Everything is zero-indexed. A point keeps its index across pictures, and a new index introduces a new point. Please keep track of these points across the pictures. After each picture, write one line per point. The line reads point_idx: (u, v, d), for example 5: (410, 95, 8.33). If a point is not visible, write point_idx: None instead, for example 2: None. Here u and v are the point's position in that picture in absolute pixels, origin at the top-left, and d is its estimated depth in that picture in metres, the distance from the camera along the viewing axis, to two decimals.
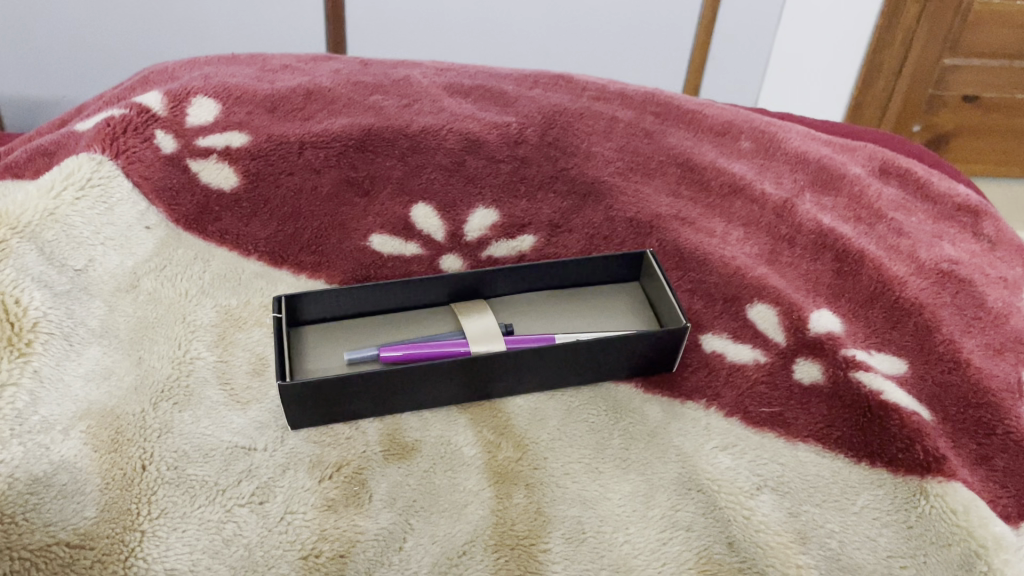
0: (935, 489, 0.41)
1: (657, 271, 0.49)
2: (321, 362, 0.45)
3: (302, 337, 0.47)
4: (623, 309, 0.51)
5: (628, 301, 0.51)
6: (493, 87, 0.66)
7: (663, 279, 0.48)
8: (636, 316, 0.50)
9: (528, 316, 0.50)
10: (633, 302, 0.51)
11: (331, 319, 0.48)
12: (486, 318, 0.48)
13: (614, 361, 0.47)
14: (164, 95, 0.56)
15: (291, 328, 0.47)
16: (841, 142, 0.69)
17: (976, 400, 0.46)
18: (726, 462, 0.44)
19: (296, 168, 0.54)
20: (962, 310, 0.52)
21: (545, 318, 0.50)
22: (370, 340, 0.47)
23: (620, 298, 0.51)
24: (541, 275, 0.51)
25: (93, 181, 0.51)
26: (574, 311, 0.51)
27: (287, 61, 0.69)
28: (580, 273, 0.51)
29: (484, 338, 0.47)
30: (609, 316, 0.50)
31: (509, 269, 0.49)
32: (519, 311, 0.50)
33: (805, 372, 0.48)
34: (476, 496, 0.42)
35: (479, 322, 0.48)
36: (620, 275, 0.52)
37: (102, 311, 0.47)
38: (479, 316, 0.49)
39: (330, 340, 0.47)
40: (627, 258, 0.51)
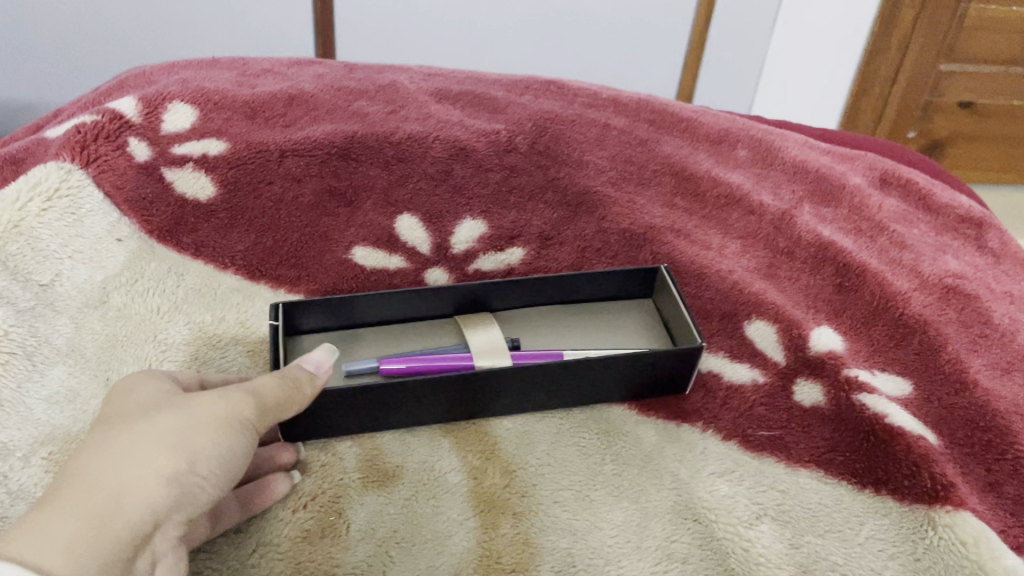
0: (944, 520, 0.39)
1: (672, 288, 0.46)
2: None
3: (299, 346, 0.45)
4: (634, 327, 0.48)
5: (639, 319, 0.49)
6: (482, 93, 0.64)
7: (677, 296, 0.46)
8: (647, 336, 0.48)
9: (533, 332, 0.48)
10: (645, 321, 0.49)
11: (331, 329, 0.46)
12: (492, 331, 0.46)
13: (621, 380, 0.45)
14: (139, 101, 0.53)
15: (288, 336, 0.45)
16: (841, 151, 0.67)
17: (984, 423, 0.45)
18: (724, 489, 0.42)
19: (276, 177, 0.52)
20: (967, 327, 0.50)
21: (552, 335, 0.48)
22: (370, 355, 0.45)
23: (631, 317, 0.49)
24: (550, 288, 0.48)
25: (61, 191, 0.47)
26: (582, 327, 0.48)
27: (269, 65, 0.67)
28: (591, 287, 0.49)
29: (489, 352, 0.45)
30: (619, 334, 0.48)
31: (517, 281, 0.47)
32: (523, 326, 0.48)
33: (806, 394, 0.46)
34: (461, 526, 0.40)
35: (486, 339, 0.46)
36: (632, 292, 0.50)
37: (68, 330, 0.45)
38: (485, 328, 0.46)
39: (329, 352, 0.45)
40: (641, 273, 0.49)
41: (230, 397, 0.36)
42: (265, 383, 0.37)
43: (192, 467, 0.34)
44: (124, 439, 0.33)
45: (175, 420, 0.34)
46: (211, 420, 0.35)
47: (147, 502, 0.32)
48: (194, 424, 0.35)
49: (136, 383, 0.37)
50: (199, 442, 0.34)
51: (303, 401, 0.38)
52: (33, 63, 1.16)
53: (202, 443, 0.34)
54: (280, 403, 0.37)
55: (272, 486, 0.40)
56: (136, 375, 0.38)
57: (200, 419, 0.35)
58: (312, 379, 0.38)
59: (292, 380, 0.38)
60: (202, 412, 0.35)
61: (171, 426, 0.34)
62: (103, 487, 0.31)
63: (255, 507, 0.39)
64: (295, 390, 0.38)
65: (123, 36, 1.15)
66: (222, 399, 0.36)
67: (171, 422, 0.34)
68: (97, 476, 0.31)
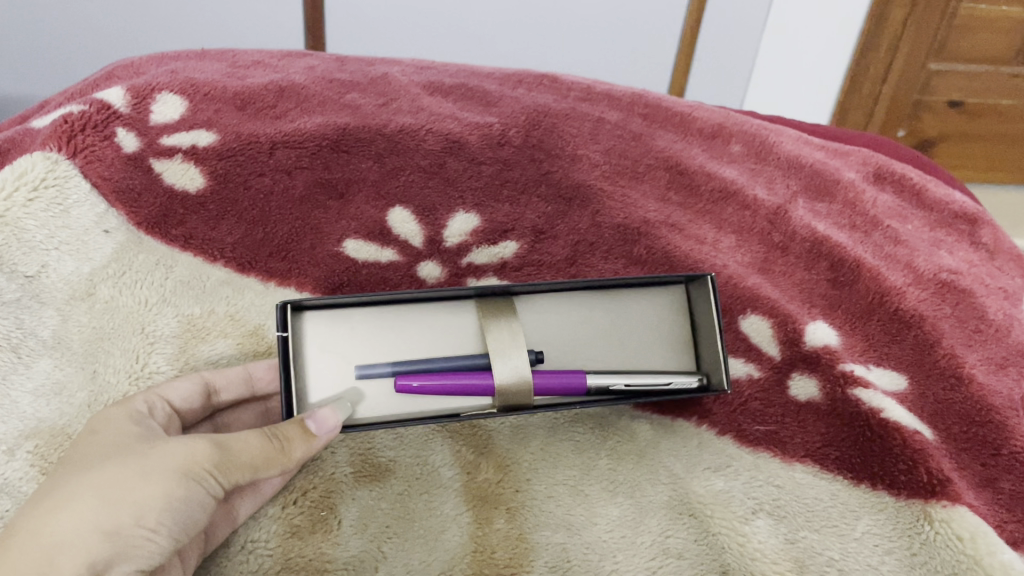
0: (940, 515, 0.39)
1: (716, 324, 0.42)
2: (325, 372, 0.41)
3: (307, 328, 0.41)
4: (660, 318, 0.45)
5: (670, 308, 0.46)
6: (474, 87, 0.64)
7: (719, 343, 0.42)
8: (671, 331, 0.45)
9: (554, 316, 0.45)
10: (671, 312, 0.46)
11: (338, 305, 0.42)
12: (515, 334, 0.42)
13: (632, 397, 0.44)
14: (127, 91, 0.52)
15: (294, 313, 0.40)
16: (834, 147, 0.66)
17: (979, 418, 0.44)
18: (719, 484, 0.41)
19: (266, 170, 0.51)
20: (962, 323, 0.50)
21: (574, 319, 0.45)
22: (378, 343, 0.42)
23: (657, 304, 0.46)
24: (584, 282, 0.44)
25: (47, 181, 0.47)
26: (608, 310, 0.45)
27: (258, 57, 0.66)
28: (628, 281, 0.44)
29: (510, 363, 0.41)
30: (641, 327, 0.45)
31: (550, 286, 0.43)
32: (542, 306, 0.45)
33: (802, 388, 0.45)
34: (455, 521, 0.39)
35: (507, 341, 0.41)
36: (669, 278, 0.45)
37: (55, 321, 0.45)
38: (509, 325, 0.42)
39: (339, 336, 0.41)
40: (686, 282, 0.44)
41: (191, 448, 0.37)
42: (244, 443, 0.37)
43: (138, 521, 0.34)
44: (72, 492, 0.34)
45: (126, 472, 0.35)
46: (163, 472, 0.35)
47: (83, 558, 0.33)
48: (146, 476, 0.35)
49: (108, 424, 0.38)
50: (148, 494, 0.35)
51: (287, 462, 0.37)
52: (21, 54, 1.15)
53: (151, 495, 0.35)
54: (253, 461, 0.37)
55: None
56: (121, 406, 0.40)
57: (153, 471, 0.35)
58: (306, 441, 0.37)
59: (281, 440, 0.37)
60: (156, 464, 0.36)
61: (119, 479, 0.35)
62: (38, 545, 0.32)
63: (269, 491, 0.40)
64: (280, 453, 0.37)
65: (113, 30, 1.14)
66: (181, 451, 0.36)
67: (122, 474, 0.35)
68: (37, 535, 0.33)
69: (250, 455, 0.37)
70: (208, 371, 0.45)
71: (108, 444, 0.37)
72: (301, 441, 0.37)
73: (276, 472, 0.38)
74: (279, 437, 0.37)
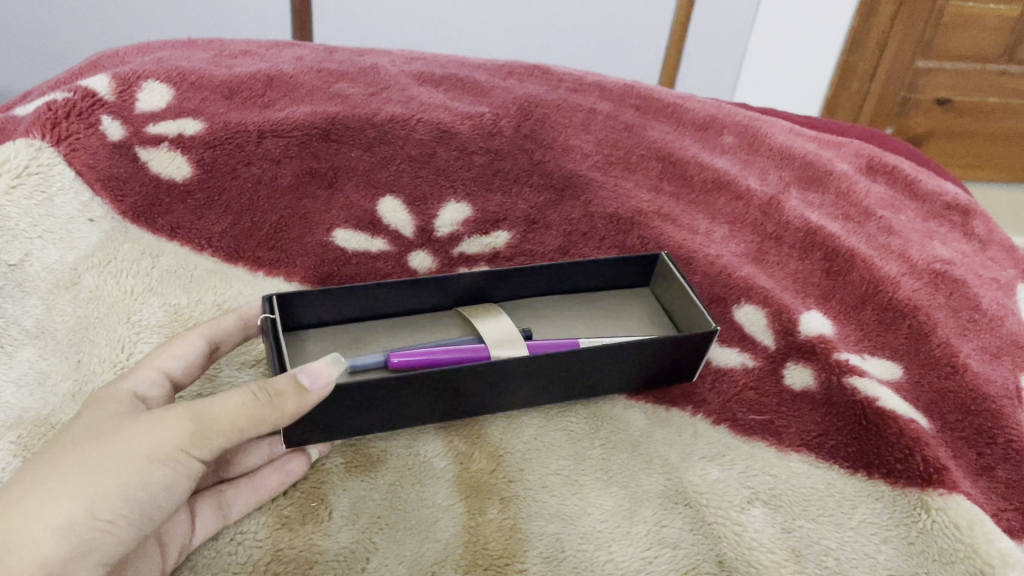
0: (936, 503, 0.39)
1: (674, 270, 0.45)
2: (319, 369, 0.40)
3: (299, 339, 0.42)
4: (644, 319, 0.47)
5: (648, 311, 0.47)
6: (465, 77, 0.63)
7: (682, 278, 0.44)
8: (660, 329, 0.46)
9: (536, 323, 0.46)
10: (651, 313, 0.47)
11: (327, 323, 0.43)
12: (503, 322, 0.43)
13: (632, 372, 0.43)
14: (112, 79, 0.51)
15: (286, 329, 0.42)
16: (826, 138, 0.66)
17: (975, 407, 0.44)
18: (715, 474, 0.41)
19: (254, 159, 0.50)
20: (956, 312, 0.50)
21: (556, 325, 0.46)
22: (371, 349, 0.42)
23: (636, 309, 0.47)
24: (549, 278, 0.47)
25: (30, 169, 0.46)
26: (591, 319, 0.47)
27: (246, 46, 0.65)
28: (598, 273, 0.47)
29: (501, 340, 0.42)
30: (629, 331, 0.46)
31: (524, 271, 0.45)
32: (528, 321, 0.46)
33: (796, 377, 0.45)
34: (447, 512, 0.38)
35: (497, 327, 0.43)
36: (633, 282, 0.49)
37: (38, 311, 0.43)
38: (495, 317, 0.44)
39: (328, 343, 0.42)
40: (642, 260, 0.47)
41: (160, 424, 0.33)
42: (226, 406, 0.33)
43: (93, 513, 0.32)
44: (27, 486, 0.31)
45: (84, 460, 0.32)
46: (126, 457, 0.32)
47: (36, 556, 0.30)
48: (107, 462, 0.32)
49: (90, 410, 0.35)
50: (109, 482, 0.32)
51: (278, 417, 0.33)
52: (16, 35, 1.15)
53: (110, 485, 0.32)
54: (237, 423, 0.33)
55: (287, 468, 0.39)
56: (106, 391, 0.37)
57: (115, 458, 0.32)
58: (299, 397, 0.33)
59: (268, 396, 0.33)
60: (120, 448, 0.33)
61: (76, 470, 0.32)
62: None
63: (266, 492, 0.38)
64: (268, 409, 0.33)
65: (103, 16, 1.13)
66: (149, 430, 0.33)
67: (81, 462, 0.32)
68: None
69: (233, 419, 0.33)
70: (208, 328, 0.41)
71: (75, 430, 0.34)
72: (295, 395, 0.34)
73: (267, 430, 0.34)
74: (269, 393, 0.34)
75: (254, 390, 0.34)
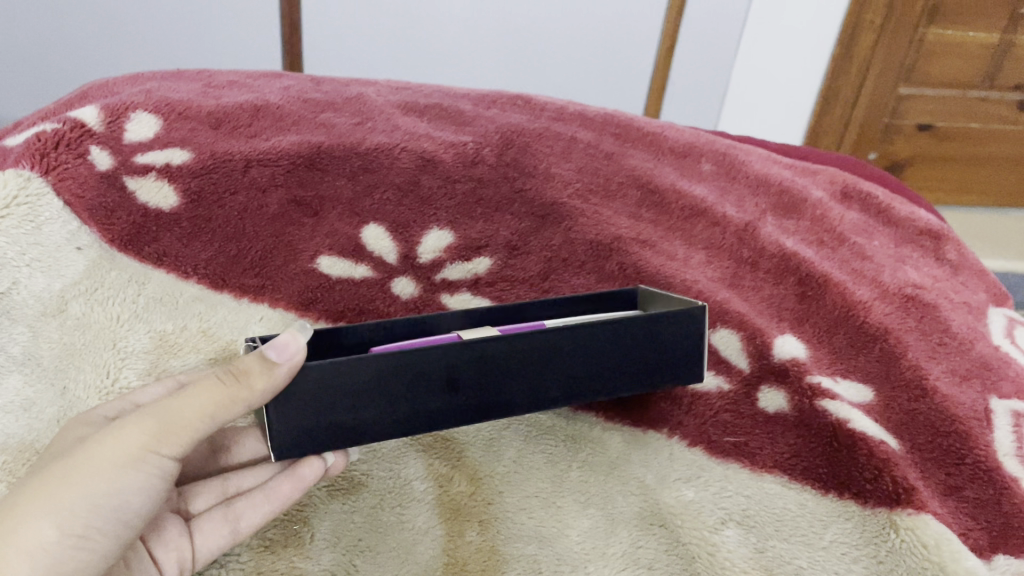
0: (905, 522, 0.39)
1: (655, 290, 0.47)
2: None
3: None
4: None
5: None
6: (449, 107, 0.65)
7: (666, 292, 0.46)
8: None
9: None
10: None
11: None
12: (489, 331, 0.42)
13: (640, 361, 0.41)
14: (101, 110, 0.52)
15: None
16: (801, 166, 0.68)
17: (944, 428, 0.45)
18: (689, 495, 0.42)
19: (240, 188, 0.51)
20: (927, 335, 0.51)
21: None
22: None
23: None
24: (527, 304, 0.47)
25: (19, 198, 0.46)
26: None
27: (234, 77, 0.67)
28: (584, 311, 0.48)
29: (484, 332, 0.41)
30: None
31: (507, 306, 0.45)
32: None
33: (769, 401, 0.45)
34: (427, 535, 0.39)
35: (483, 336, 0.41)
36: None
37: (25, 337, 0.45)
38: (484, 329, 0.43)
39: None
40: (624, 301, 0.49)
41: (123, 431, 0.34)
42: (193, 396, 0.34)
43: (64, 530, 0.33)
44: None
45: (47, 479, 0.33)
46: (93, 469, 0.34)
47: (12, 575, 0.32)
48: (73, 476, 0.33)
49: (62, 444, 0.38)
50: (77, 496, 0.33)
51: (252, 395, 0.33)
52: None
53: (78, 498, 0.33)
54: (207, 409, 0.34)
55: (291, 480, 0.38)
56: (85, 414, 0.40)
57: (80, 471, 0.33)
58: (267, 370, 0.33)
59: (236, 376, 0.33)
60: (86, 460, 0.34)
61: (41, 491, 0.33)
62: None
63: (279, 503, 0.39)
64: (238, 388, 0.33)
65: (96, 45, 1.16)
66: (112, 439, 0.34)
67: (47, 482, 0.33)
68: None
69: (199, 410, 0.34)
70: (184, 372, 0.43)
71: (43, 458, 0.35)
72: (263, 373, 0.33)
73: (246, 410, 0.34)
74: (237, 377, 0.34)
75: (219, 373, 0.34)
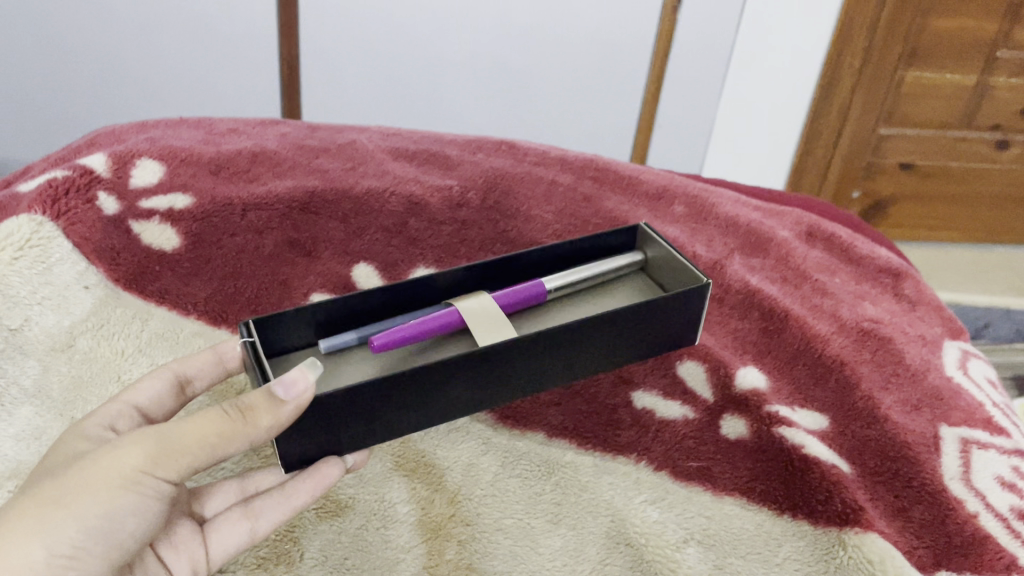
0: (852, 539, 0.43)
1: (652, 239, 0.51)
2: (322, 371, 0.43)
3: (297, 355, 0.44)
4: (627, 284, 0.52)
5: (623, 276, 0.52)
6: (437, 152, 0.69)
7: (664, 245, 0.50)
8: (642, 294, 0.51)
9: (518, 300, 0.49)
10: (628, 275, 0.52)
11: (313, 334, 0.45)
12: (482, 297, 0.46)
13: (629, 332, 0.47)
14: (109, 157, 0.57)
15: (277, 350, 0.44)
16: (769, 207, 0.72)
17: (893, 453, 0.48)
18: (654, 515, 0.45)
19: (238, 230, 0.55)
20: (881, 367, 0.54)
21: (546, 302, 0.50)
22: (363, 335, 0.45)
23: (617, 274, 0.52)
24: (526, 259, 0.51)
25: (32, 241, 0.50)
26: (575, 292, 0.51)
27: (234, 124, 0.71)
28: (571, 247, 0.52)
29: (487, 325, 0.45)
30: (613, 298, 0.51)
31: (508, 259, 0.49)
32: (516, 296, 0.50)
33: (731, 427, 0.49)
34: (409, 553, 0.43)
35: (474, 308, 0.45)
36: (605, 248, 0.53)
37: (35, 371, 0.48)
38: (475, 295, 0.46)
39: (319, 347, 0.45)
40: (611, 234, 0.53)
41: (121, 454, 0.37)
42: (199, 426, 0.37)
43: (58, 547, 0.35)
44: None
45: (43, 498, 0.36)
46: (87, 490, 0.36)
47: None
48: (69, 496, 0.36)
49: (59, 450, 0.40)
50: (71, 515, 0.36)
51: (254, 429, 0.36)
52: (24, 110, 1.23)
53: (72, 516, 0.36)
54: (209, 440, 0.37)
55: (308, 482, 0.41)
56: (80, 426, 0.42)
57: (76, 491, 0.36)
58: (273, 407, 0.36)
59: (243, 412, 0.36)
60: (82, 480, 0.36)
61: (34, 510, 0.35)
62: None
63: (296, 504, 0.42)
64: (243, 423, 0.36)
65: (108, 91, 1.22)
66: (109, 461, 0.37)
67: (44, 500, 0.36)
68: None
69: (198, 437, 0.37)
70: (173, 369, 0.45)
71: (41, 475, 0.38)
72: (268, 409, 0.36)
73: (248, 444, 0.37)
74: (245, 411, 0.37)
75: (226, 407, 0.37)
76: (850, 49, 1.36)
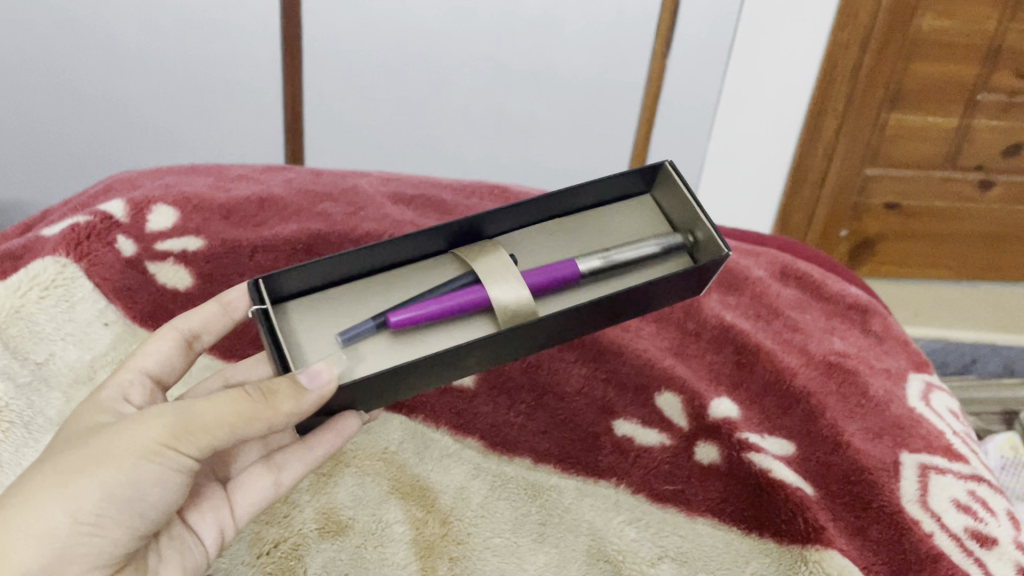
0: (813, 556, 0.47)
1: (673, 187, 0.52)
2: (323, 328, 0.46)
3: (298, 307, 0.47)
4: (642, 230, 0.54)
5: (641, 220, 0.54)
6: (433, 197, 0.73)
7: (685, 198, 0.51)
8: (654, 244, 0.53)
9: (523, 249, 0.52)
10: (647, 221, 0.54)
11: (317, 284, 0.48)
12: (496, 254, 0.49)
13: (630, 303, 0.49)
14: (127, 203, 0.61)
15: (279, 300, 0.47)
16: (747, 247, 0.76)
17: (855, 477, 0.52)
18: (631, 534, 0.48)
19: (247, 270, 0.59)
20: (846, 397, 0.58)
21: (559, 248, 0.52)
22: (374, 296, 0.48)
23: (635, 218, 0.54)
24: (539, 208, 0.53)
25: (57, 282, 0.54)
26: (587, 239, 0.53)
27: (243, 171, 0.76)
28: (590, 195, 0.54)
29: (503, 274, 0.48)
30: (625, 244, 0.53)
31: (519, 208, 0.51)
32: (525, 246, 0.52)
33: (704, 453, 0.52)
34: (403, 570, 0.47)
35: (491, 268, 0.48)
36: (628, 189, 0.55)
37: (59, 402, 0.51)
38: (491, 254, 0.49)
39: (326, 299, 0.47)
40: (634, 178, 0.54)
41: (146, 428, 0.40)
42: (226, 407, 0.39)
43: (82, 512, 0.39)
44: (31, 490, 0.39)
45: (74, 467, 0.39)
46: (113, 459, 0.40)
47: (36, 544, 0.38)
48: (96, 464, 0.39)
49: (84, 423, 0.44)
50: (96, 482, 0.39)
51: (278, 414, 0.39)
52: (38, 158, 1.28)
53: (98, 483, 0.39)
54: (232, 421, 0.39)
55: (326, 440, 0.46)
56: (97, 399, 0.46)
57: (102, 461, 0.40)
58: (299, 397, 0.39)
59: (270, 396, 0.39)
60: (109, 451, 0.40)
61: (64, 476, 0.39)
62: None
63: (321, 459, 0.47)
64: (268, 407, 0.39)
65: (119, 139, 1.27)
66: (135, 435, 0.40)
67: (74, 468, 0.39)
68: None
69: (224, 415, 0.39)
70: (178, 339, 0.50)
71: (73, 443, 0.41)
72: (292, 397, 0.39)
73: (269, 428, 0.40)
74: (268, 395, 0.39)
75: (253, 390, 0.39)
76: (832, 98, 1.37)
